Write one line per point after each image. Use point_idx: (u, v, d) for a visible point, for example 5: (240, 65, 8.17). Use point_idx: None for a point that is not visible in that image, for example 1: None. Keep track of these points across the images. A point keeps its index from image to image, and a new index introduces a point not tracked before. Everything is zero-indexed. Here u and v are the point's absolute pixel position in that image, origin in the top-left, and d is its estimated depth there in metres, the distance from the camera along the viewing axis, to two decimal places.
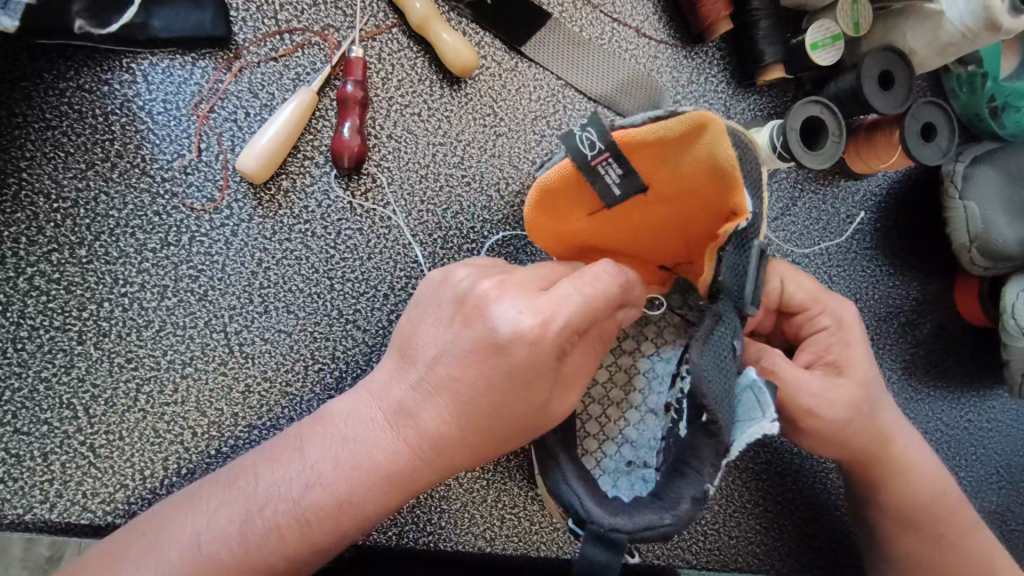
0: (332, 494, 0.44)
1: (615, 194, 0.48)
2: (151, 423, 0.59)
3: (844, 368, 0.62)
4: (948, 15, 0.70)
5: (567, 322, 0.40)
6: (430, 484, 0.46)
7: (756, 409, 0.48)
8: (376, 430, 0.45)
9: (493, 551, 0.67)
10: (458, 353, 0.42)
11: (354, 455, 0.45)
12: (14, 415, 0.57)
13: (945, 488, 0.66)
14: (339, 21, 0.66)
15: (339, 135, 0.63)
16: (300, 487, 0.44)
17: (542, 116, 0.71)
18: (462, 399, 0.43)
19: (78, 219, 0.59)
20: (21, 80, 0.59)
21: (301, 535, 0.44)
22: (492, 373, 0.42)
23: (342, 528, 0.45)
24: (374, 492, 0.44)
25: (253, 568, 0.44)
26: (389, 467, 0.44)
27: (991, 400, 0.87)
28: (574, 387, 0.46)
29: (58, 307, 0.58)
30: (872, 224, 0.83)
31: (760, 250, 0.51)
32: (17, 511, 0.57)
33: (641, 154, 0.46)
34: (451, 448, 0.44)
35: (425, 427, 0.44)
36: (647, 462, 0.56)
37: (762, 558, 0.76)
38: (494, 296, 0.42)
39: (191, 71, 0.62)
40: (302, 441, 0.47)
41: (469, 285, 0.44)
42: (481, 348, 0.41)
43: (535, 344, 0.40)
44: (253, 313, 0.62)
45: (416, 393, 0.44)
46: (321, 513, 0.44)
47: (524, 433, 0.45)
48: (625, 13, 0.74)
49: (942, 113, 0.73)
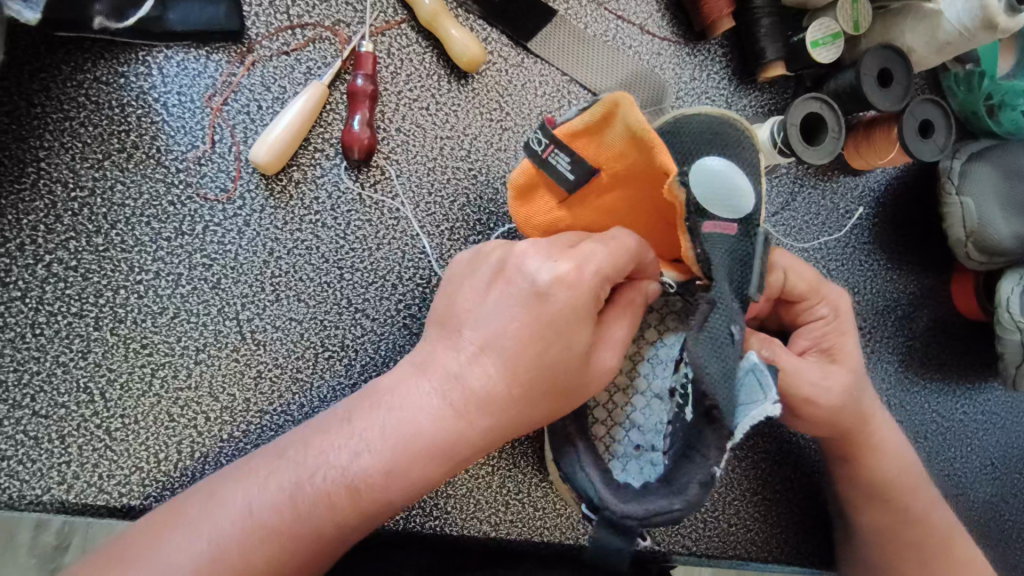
0: (382, 461, 0.44)
1: (570, 180, 0.53)
2: (166, 408, 0.61)
3: (839, 356, 0.64)
4: (947, 14, 0.71)
5: (597, 270, 0.45)
6: (477, 453, 0.46)
7: (757, 393, 0.50)
8: (422, 397, 0.45)
9: (498, 536, 0.68)
10: (501, 309, 0.45)
11: (402, 421, 0.44)
12: (33, 398, 0.58)
13: (917, 468, 0.68)
14: (350, 16, 0.67)
15: (350, 127, 0.65)
16: (349, 456, 0.44)
17: (548, 111, 0.73)
18: (509, 355, 0.44)
19: (95, 208, 0.61)
20: (40, 71, 0.60)
21: (352, 503, 0.44)
22: (535, 322, 0.44)
23: (390, 497, 0.45)
24: (424, 459, 0.44)
25: (303, 533, 0.44)
26: (436, 434, 0.44)
27: (985, 393, 0.89)
28: (611, 353, 0.48)
29: (76, 294, 0.60)
30: (870, 220, 0.85)
31: (764, 238, 0.57)
32: (36, 492, 0.58)
33: (576, 140, 0.52)
34: (497, 410, 0.45)
35: (472, 387, 0.44)
36: (654, 445, 0.57)
37: (761, 545, 0.77)
38: (529, 254, 0.46)
39: (204, 64, 0.64)
40: (350, 413, 0.46)
41: (508, 252, 0.47)
42: (525, 299, 0.44)
43: (574, 287, 0.44)
44: (265, 302, 0.63)
45: (462, 357, 0.45)
46: (371, 480, 0.44)
47: (570, 392, 0.47)
48: (629, 10, 0.76)
49: (940, 110, 0.75)
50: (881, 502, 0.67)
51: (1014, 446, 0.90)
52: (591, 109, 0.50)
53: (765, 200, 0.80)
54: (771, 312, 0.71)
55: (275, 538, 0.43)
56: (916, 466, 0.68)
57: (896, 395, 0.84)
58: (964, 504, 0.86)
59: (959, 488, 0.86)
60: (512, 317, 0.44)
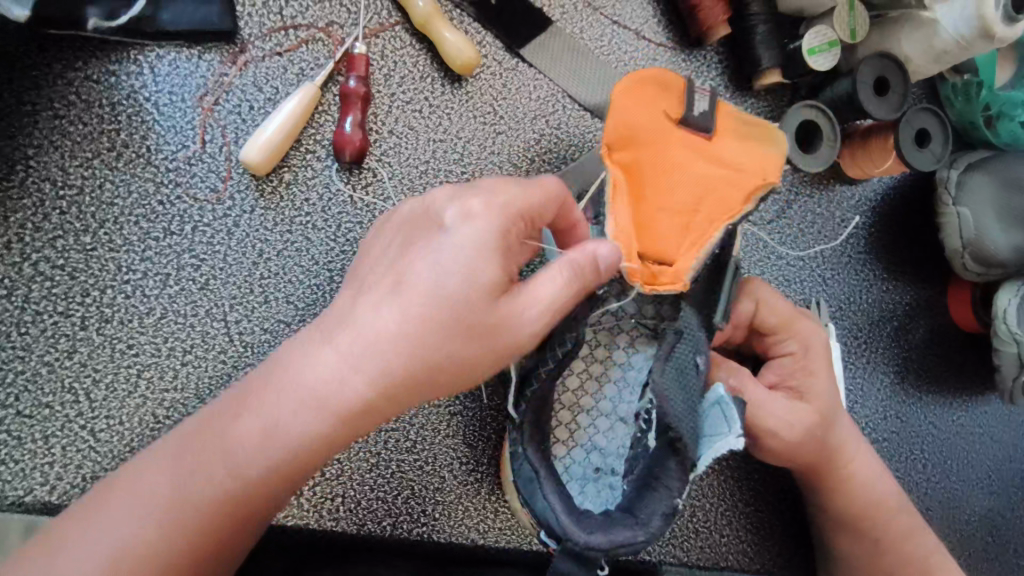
0: (269, 420, 0.42)
1: (692, 121, 0.55)
2: (151, 409, 0.60)
3: (805, 395, 0.65)
4: (943, 23, 0.71)
5: (504, 206, 0.44)
6: (376, 413, 0.43)
7: (722, 424, 0.52)
8: (313, 351, 0.43)
9: (486, 543, 0.67)
10: (403, 256, 0.44)
11: (290, 378, 0.42)
12: (17, 397, 0.58)
13: (894, 496, 0.69)
14: (343, 18, 0.67)
15: (341, 129, 0.64)
16: (240, 414, 0.43)
17: (542, 115, 0.73)
18: (402, 300, 0.42)
19: (84, 207, 0.60)
20: (30, 70, 0.60)
21: (247, 460, 0.42)
22: (430, 262, 0.43)
23: (288, 453, 0.42)
24: (311, 405, 0.42)
25: (194, 503, 0.41)
26: (326, 391, 0.42)
27: (981, 405, 0.88)
28: (534, 308, 0.44)
29: (62, 293, 0.59)
30: (866, 229, 0.84)
31: (737, 265, 0.61)
32: (18, 492, 0.57)
33: (725, 117, 0.57)
34: (393, 353, 0.42)
35: (362, 336, 0.42)
36: (614, 469, 0.59)
37: (753, 557, 0.76)
38: (438, 203, 0.45)
39: (196, 64, 0.63)
40: (253, 375, 0.45)
41: (418, 206, 0.47)
42: (425, 242, 0.44)
43: (475, 225, 0.43)
44: (253, 303, 0.63)
45: (358, 304, 0.43)
46: (259, 441, 0.42)
47: (481, 343, 0.43)
48: (625, 16, 0.76)
49: (935, 119, 0.76)
50: (852, 529, 0.68)
51: (1009, 460, 0.89)
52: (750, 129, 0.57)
53: (760, 207, 0.79)
54: (742, 340, 0.71)
55: (163, 511, 0.41)
56: (891, 495, 0.69)
57: (892, 406, 0.83)
58: (961, 518, 0.85)
59: (956, 502, 0.85)
60: (407, 256, 0.44)
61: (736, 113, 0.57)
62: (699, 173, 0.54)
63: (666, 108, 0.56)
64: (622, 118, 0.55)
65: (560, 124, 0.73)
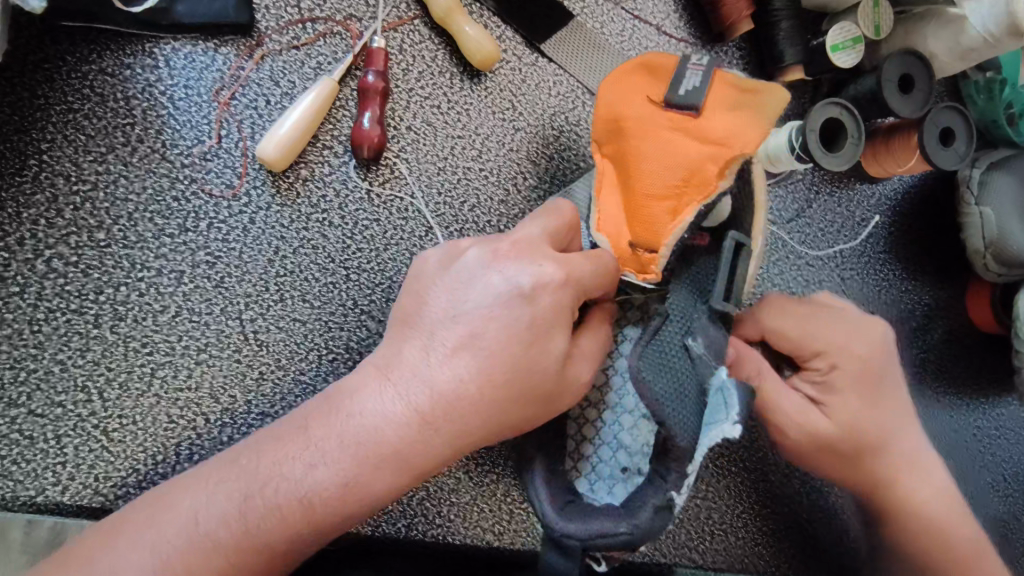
0: (337, 474, 0.41)
1: (679, 100, 0.53)
2: (164, 409, 0.59)
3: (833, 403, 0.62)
4: (971, 20, 0.70)
5: (577, 278, 0.45)
6: (441, 465, 0.44)
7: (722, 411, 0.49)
8: (384, 406, 0.42)
9: (501, 545, 0.66)
10: (480, 311, 0.43)
11: (360, 432, 0.42)
12: (29, 396, 0.57)
13: (932, 497, 0.66)
14: (362, 11, 0.66)
15: (360, 125, 0.63)
16: (304, 467, 0.41)
17: (562, 111, 0.71)
18: (487, 356, 0.42)
19: (97, 203, 0.59)
20: (44, 62, 0.59)
21: (304, 514, 0.41)
22: (517, 323, 0.42)
23: (346, 509, 0.42)
24: (382, 469, 0.42)
25: (258, 548, 0.41)
26: (400, 444, 0.42)
27: (1000, 408, 0.87)
28: (586, 365, 0.47)
29: (75, 290, 0.58)
30: (886, 228, 0.83)
31: (736, 242, 0.54)
32: (29, 493, 0.56)
33: (717, 86, 0.53)
34: (465, 414, 0.42)
35: (441, 392, 0.42)
36: (641, 469, 0.53)
37: (768, 560, 0.76)
38: (508, 257, 0.44)
39: (212, 57, 0.62)
40: (307, 422, 0.43)
41: (482, 254, 0.45)
42: (503, 301, 0.42)
43: (558, 291, 0.43)
44: (269, 301, 0.62)
45: (433, 359, 0.42)
46: (325, 495, 0.41)
47: (547, 402, 0.45)
48: (646, 10, 0.75)
49: (959, 116, 0.74)
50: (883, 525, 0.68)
51: None
52: (746, 99, 0.53)
53: (777, 207, 0.79)
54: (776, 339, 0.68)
55: (221, 553, 0.41)
56: (927, 496, 0.66)
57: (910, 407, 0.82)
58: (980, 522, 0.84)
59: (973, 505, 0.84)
60: (481, 312, 0.43)
61: (730, 80, 0.54)
62: (679, 151, 0.52)
63: (652, 89, 0.55)
64: (605, 107, 0.55)
65: (579, 120, 0.72)
